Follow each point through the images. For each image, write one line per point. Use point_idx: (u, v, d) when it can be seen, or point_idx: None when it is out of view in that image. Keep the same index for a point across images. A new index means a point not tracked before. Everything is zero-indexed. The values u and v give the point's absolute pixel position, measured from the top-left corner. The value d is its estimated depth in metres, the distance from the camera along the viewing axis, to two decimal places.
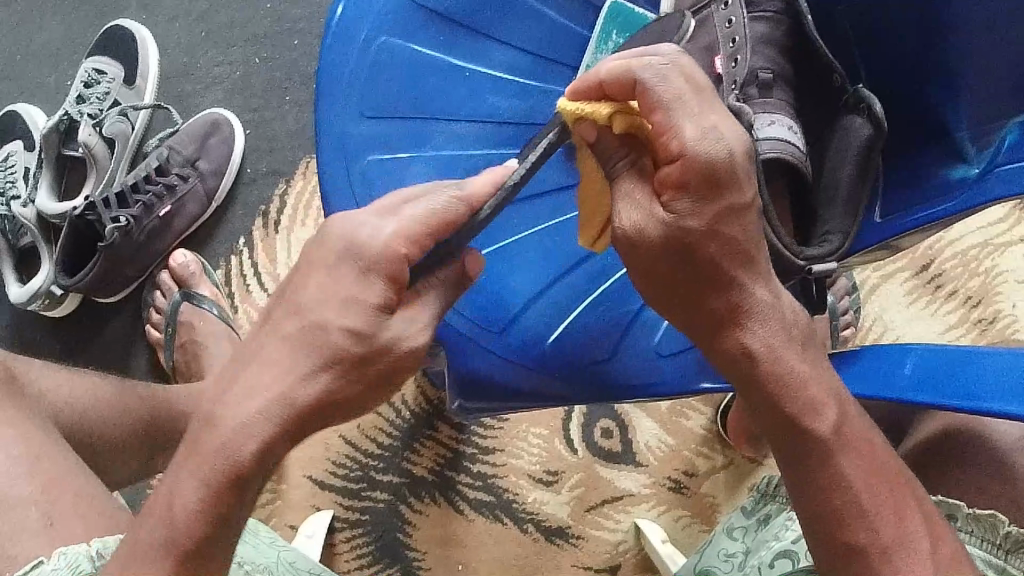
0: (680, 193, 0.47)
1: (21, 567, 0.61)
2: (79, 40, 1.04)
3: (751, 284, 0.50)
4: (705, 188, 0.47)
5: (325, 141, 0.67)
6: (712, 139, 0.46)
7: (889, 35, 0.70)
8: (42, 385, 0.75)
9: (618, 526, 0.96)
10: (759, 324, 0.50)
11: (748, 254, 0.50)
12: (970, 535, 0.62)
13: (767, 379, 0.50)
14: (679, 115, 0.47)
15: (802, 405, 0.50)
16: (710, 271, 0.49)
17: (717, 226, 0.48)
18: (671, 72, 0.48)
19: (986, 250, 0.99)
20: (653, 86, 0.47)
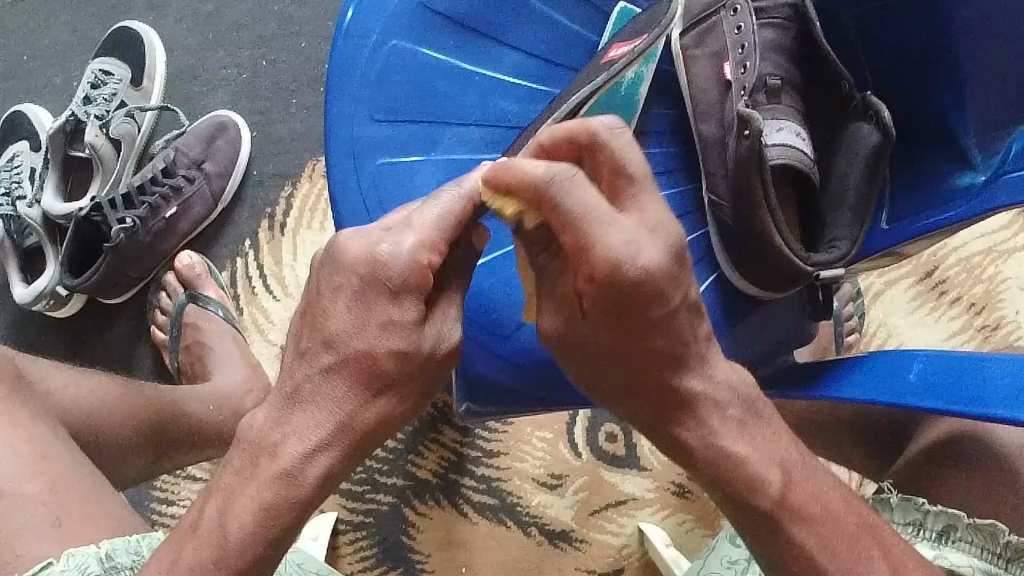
0: (591, 302, 0.44)
1: (30, 567, 0.61)
2: (86, 41, 1.04)
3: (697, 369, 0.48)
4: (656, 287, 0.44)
5: (334, 145, 0.68)
6: (662, 241, 0.43)
7: (896, 41, 0.70)
8: (50, 385, 0.75)
9: (621, 530, 0.96)
10: (699, 413, 0.49)
11: (694, 345, 0.47)
12: (970, 545, 0.62)
13: (701, 451, 0.49)
14: (640, 198, 0.44)
15: (745, 479, 0.49)
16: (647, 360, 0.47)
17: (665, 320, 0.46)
18: (630, 151, 0.44)
19: (990, 257, 1.00)
20: (616, 163, 0.44)
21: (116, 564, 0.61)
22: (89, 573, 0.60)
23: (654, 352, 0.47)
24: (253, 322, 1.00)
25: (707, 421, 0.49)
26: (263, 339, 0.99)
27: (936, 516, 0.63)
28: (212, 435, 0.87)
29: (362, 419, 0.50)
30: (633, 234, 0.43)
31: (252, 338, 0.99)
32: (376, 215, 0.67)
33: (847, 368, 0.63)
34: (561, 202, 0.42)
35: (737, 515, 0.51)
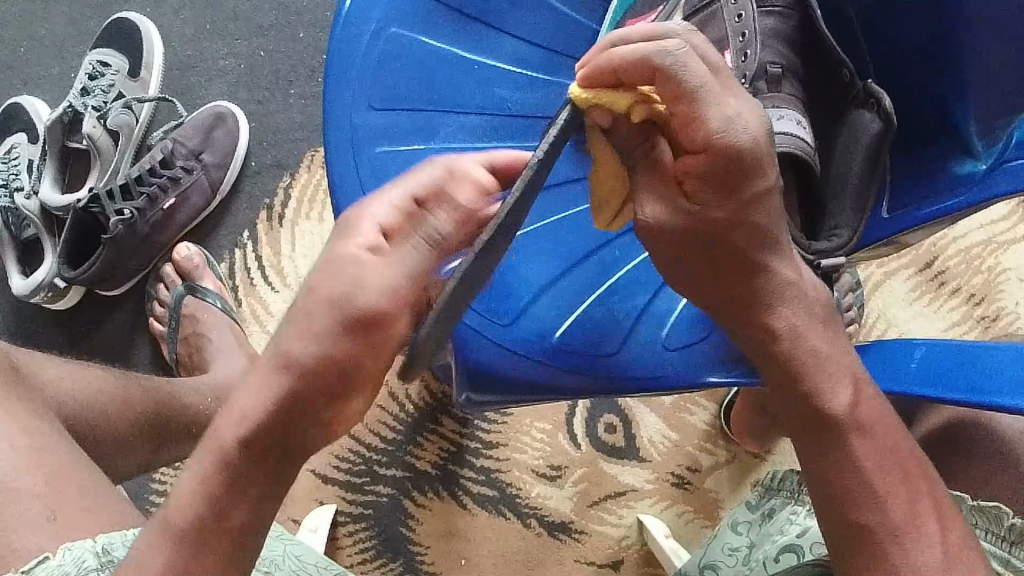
0: (694, 178, 0.47)
1: (27, 561, 0.60)
2: (83, 33, 1.04)
3: (777, 265, 0.51)
4: (726, 183, 0.47)
5: (333, 133, 0.67)
6: (736, 129, 0.45)
7: (897, 30, 0.70)
8: (46, 377, 0.75)
9: (621, 521, 0.96)
10: (786, 302, 0.51)
11: (774, 237, 0.50)
12: (975, 528, 0.62)
13: (786, 345, 0.51)
14: (705, 102, 0.44)
15: (823, 379, 0.52)
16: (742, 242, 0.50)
17: (741, 214, 0.48)
18: (691, 57, 0.44)
19: (989, 248, 1.00)
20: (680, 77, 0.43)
21: (113, 558, 0.60)
22: (85, 568, 0.60)
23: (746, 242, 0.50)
24: (252, 314, 0.99)
25: (790, 314, 0.51)
26: (262, 331, 0.99)
27: None
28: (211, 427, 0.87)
29: None
30: (729, 114, 0.45)
31: (252, 330, 0.99)
32: None
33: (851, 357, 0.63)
34: (676, 77, 0.43)
35: (799, 421, 0.53)
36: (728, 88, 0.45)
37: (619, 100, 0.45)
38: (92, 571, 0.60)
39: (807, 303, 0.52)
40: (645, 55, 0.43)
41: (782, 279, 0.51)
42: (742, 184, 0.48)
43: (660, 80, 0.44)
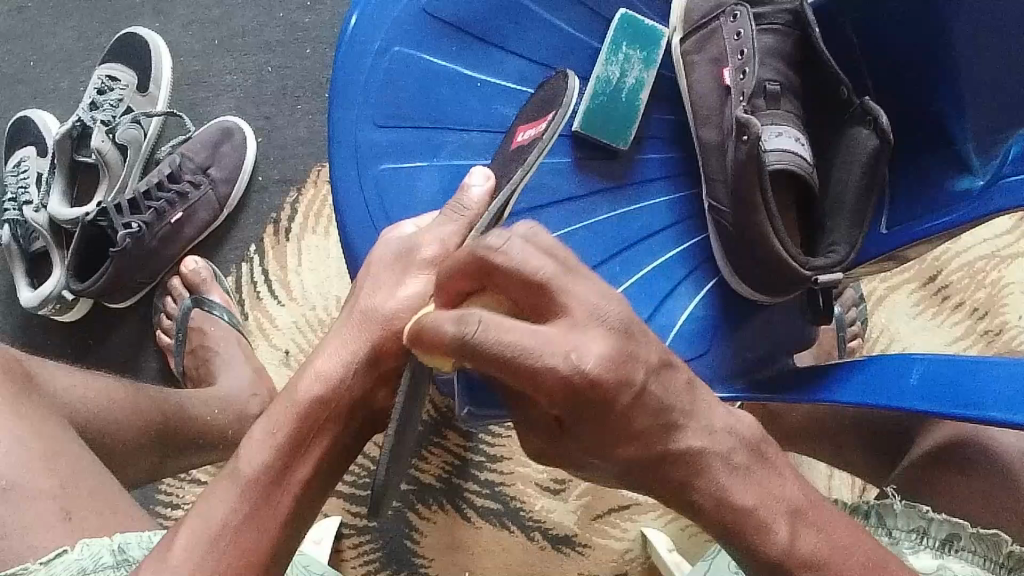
0: (568, 402, 0.39)
1: (42, 555, 0.62)
2: (93, 47, 1.05)
3: (687, 436, 0.44)
4: (602, 404, 0.40)
5: (337, 151, 0.70)
6: (598, 349, 0.39)
7: (896, 48, 0.70)
8: (57, 386, 0.76)
9: (625, 535, 0.96)
10: (705, 471, 0.45)
11: (674, 420, 0.44)
12: (972, 554, 0.62)
13: (710, 506, 0.46)
14: (565, 345, 0.39)
15: (754, 526, 0.46)
16: (639, 442, 0.43)
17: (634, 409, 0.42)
18: (530, 254, 0.40)
19: (992, 261, 1.00)
20: (512, 335, 0.37)
21: (129, 557, 0.62)
22: (102, 564, 0.61)
23: (645, 451, 0.44)
24: (258, 327, 1.00)
25: (714, 475, 0.45)
26: (268, 345, 1.00)
27: (940, 524, 0.63)
28: (219, 438, 0.88)
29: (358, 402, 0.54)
30: (570, 340, 0.39)
31: (257, 343, 1.00)
32: (381, 223, 0.69)
33: (849, 373, 0.64)
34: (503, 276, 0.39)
35: (748, 560, 0.48)
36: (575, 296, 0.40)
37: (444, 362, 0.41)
38: (108, 567, 0.61)
39: (722, 455, 0.45)
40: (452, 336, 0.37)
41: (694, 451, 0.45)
42: (599, 400, 0.40)
43: (470, 357, 0.38)
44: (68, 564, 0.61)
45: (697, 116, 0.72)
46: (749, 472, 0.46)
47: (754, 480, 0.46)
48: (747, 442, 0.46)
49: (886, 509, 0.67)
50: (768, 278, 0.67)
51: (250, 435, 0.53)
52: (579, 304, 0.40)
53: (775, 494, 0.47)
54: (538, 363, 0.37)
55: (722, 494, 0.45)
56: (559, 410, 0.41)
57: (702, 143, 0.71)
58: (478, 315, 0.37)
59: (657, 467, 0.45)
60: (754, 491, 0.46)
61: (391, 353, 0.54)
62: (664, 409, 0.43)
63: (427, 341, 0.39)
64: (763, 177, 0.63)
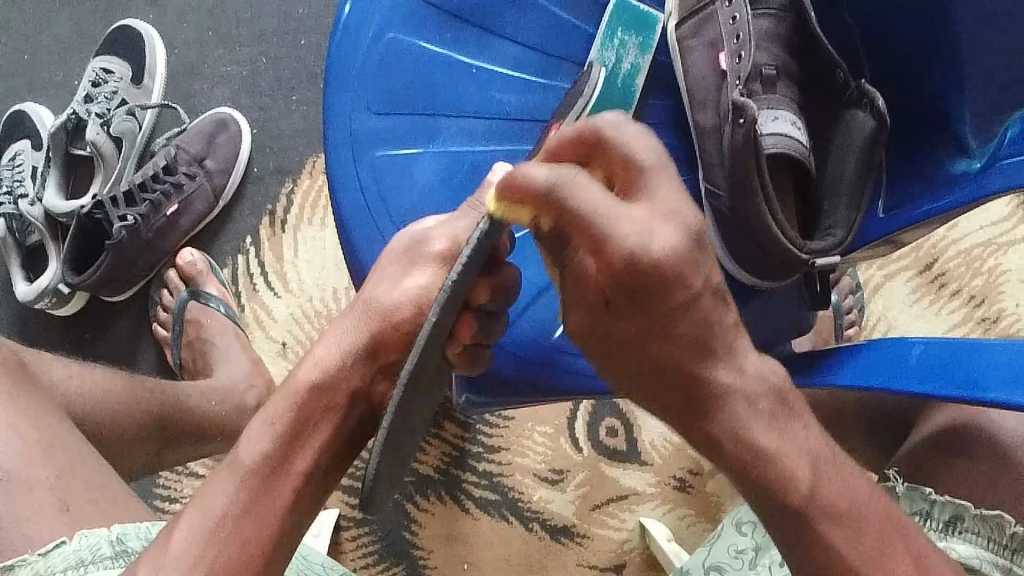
0: (628, 282, 0.39)
1: (40, 546, 0.62)
2: (88, 40, 1.05)
3: (719, 366, 0.43)
4: (652, 294, 0.40)
5: (332, 137, 0.69)
6: (648, 236, 0.38)
7: (893, 31, 0.70)
8: (53, 377, 0.76)
9: (623, 525, 0.96)
10: (729, 409, 0.44)
11: (711, 345, 0.42)
12: (975, 535, 0.62)
13: (733, 450, 0.45)
14: (615, 223, 0.38)
15: (776, 476, 0.45)
16: (676, 348, 0.42)
17: (673, 324, 0.41)
18: (640, 138, 0.40)
19: (990, 248, 0.99)
20: (584, 196, 0.38)
21: (128, 548, 0.62)
22: (100, 555, 0.61)
23: (676, 372, 0.43)
24: (255, 319, 1.00)
25: (739, 415, 0.44)
26: (265, 336, 1.00)
27: (943, 506, 0.63)
28: (217, 429, 0.88)
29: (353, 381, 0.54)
30: (643, 221, 0.39)
31: (254, 335, 1.00)
32: (379, 213, 0.68)
33: (848, 356, 0.63)
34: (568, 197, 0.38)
35: None
36: (658, 191, 0.40)
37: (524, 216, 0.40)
38: (105, 558, 0.61)
39: (750, 398, 0.44)
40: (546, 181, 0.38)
41: (724, 386, 0.43)
42: (661, 289, 0.40)
43: (552, 206, 0.38)
44: (65, 556, 0.60)
45: (693, 101, 0.72)
46: (773, 419, 0.45)
47: (780, 429, 0.45)
48: (771, 391, 0.45)
49: (888, 493, 0.66)
50: (766, 261, 0.67)
51: (251, 426, 0.54)
52: (659, 201, 0.40)
53: (794, 439, 0.46)
54: (615, 230, 0.38)
55: (745, 436, 0.44)
56: (613, 288, 0.40)
57: (699, 128, 0.71)
58: (573, 171, 0.38)
59: (684, 389, 0.43)
60: (777, 437, 0.45)
61: (391, 347, 0.55)
62: (709, 330, 0.42)
63: (515, 189, 0.39)
64: (759, 159, 0.63)
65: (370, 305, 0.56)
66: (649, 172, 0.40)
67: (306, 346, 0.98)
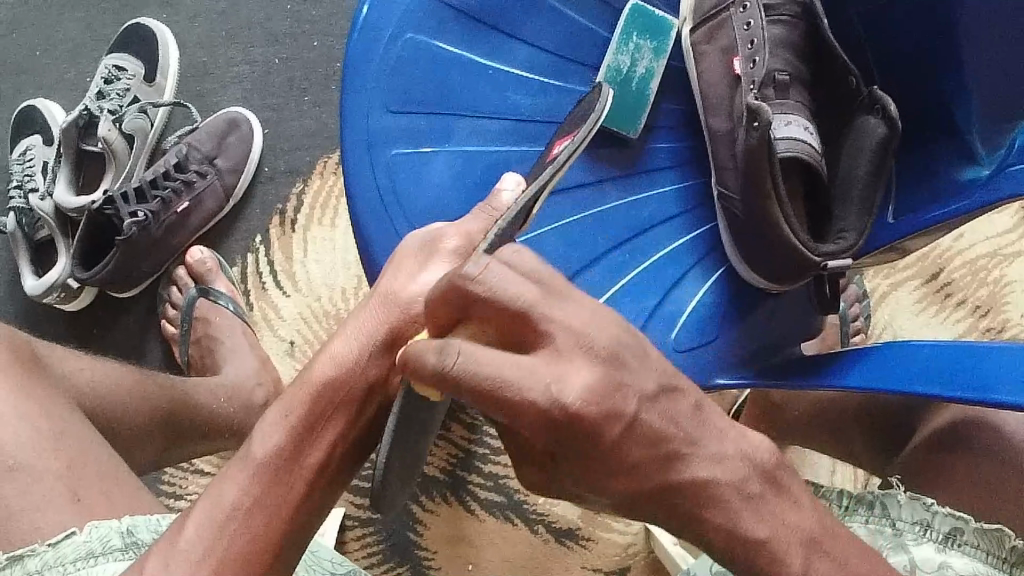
0: (550, 435, 0.38)
1: (52, 537, 0.62)
2: (100, 37, 1.05)
3: (691, 468, 0.42)
4: (583, 441, 0.38)
5: (350, 138, 0.70)
6: (554, 385, 0.37)
7: (905, 39, 0.70)
8: (66, 368, 0.76)
9: (628, 529, 0.96)
10: (715, 504, 0.43)
11: (679, 450, 0.41)
12: (975, 548, 0.62)
13: (721, 540, 0.45)
14: (553, 358, 0.37)
15: (766, 557, 0.45)
16: (639, 473, 0.41)
17: (629, 443, 0.40)
18: (513, 273, 0.38)
19: (996, 259, 1.00)
20: (484, 368, 0.36)
21: (137, 540, 0.62)
22: (110, 546, 0.61)
23: (648, 482, 0.41)
24: (263, 317, 1.01)
25: (730, 507, 0.43)
26: (273, 334, 1.00)
27: (943, 519, 0.63)
28: (224, 427, 0.88)
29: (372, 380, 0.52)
30: (552, 369, 0.37)
31: (262, 332, 1.00)
32: (393, 209, 0.69)
33: (857, 359, 0.64)
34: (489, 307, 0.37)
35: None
36: (567, 302, 0.38)
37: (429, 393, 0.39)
38: (116, 550, 0.61)
39: (737, 486, 0.43)
40: (430, 361, 0.37)
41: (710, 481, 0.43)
42: (583, 438, 0.38)
43: (446, 382, 0.36)
44: (75, 547, 0.61)
45: (707, 105, 0.72)
46: (764, 501, 0.45)
47: (769, 513, 0.45)
48: (761, 470, 0.45)
49: (890, 499, 0.65)
50: (776, 262, 0.67)
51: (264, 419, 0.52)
52: (561, 337, 0.38)
53: (787, 524, 0.46)
54: (516, 394, 0.36)
55: (732, 530, 0.44)
56: (546, 444, 0.39)
57: (712, 132, 0.72)
58: (455, 352, 0.36)
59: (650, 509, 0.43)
60: (769, 524, 0.45)
61: (409, 341, 0.51)
62: (645, 470, 0.41)
63: (412, 371, 0.38)
64: (773, 160, 0.63)
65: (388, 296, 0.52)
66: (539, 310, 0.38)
67: (314, 345, 0.99)
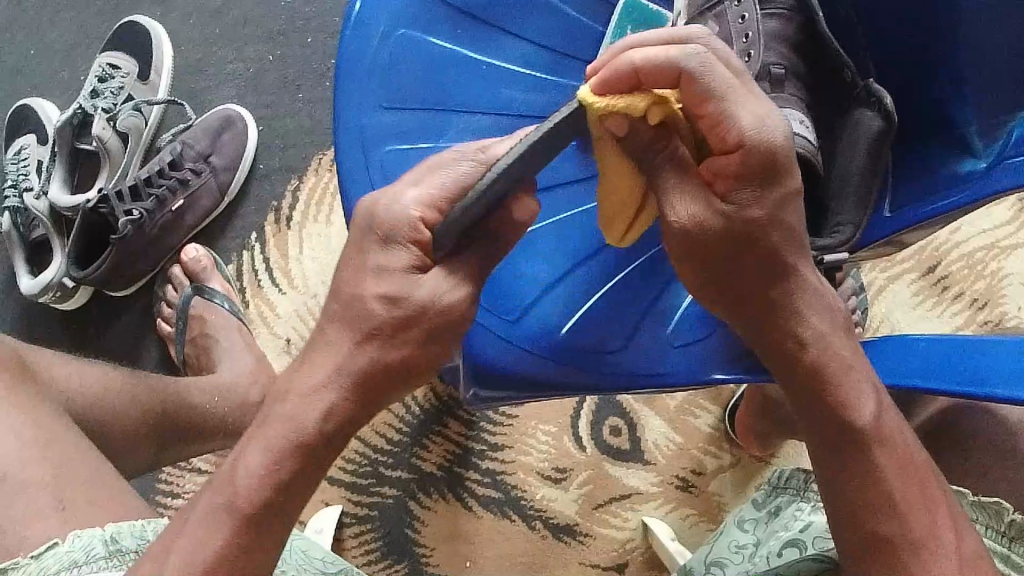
0: (739, 177, 0.48)
1: (35, 548, 0.61)
2: (94, 37, 1.05)
3: (801, 268, 0.52)
4: (762, 179, 0.48)
5: (343, 136, 0.69)
6: (766, 130, 0.46)
7: (900, 30, 0.70)
8: (54, 374, 0.76)
9: (626, 524, 0.96)
10: (811, 309, 0.52)
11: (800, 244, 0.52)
12: (974, 523, 0.61)
13: (809, 357, 0.52)
14: (733, 104, 0.46)
15: (839, 397, 0.53)
16: (770, 248, 0.50)
17: (777, 214, 0.49)
18: (713, 59, 0.46)
19: (993, 252, 1.00)
20: (703, 77, 0.45)
21: (122, 548, 0.61)
22: (94, 555, 0.60)
23: (771, 267, 0.51)
24: (259, 316, 1.00)
25: (816, 322, 0.53)
26: (269, 333, 1.00)
27: None
28: (218, 427, 0.88)
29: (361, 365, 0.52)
30: (759, 113, 0.46)
31: (258, 331, 1.00)
32: None
33: (854, 353, 0.63)
34: (701, 75, 0.45)
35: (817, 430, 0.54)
36: (748, 92, 0.47)
37: (638, 102, 0.46)
38: (101, 559, 0.60)
39: (823, 307, 0.53)
40: (670, 59, 0.45)
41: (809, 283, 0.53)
42: (769, 182, 0.48)
43: (680, 83, 0.45)
44: (60, 557, 0.60)
45: None
46: (834, 337, 0.53)
47: (849, 345, 0.54)
48: (841, 315, 0.54)
49: None
50: None
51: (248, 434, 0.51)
52: (756, 105, 0.47)
53: (859, 363, 0.54)
54: (733, 109, 0.46)
55: (823, 343, 0.53)
56: (728, 184, 0.48)
57: None
58: (702, 53, 0.45)
59: (760, 306, 0.52)
60: (847, 351, 0.53)
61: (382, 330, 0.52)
62: (776, 251, 0.50)
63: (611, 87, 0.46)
64: None
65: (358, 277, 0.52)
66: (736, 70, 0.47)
67: None
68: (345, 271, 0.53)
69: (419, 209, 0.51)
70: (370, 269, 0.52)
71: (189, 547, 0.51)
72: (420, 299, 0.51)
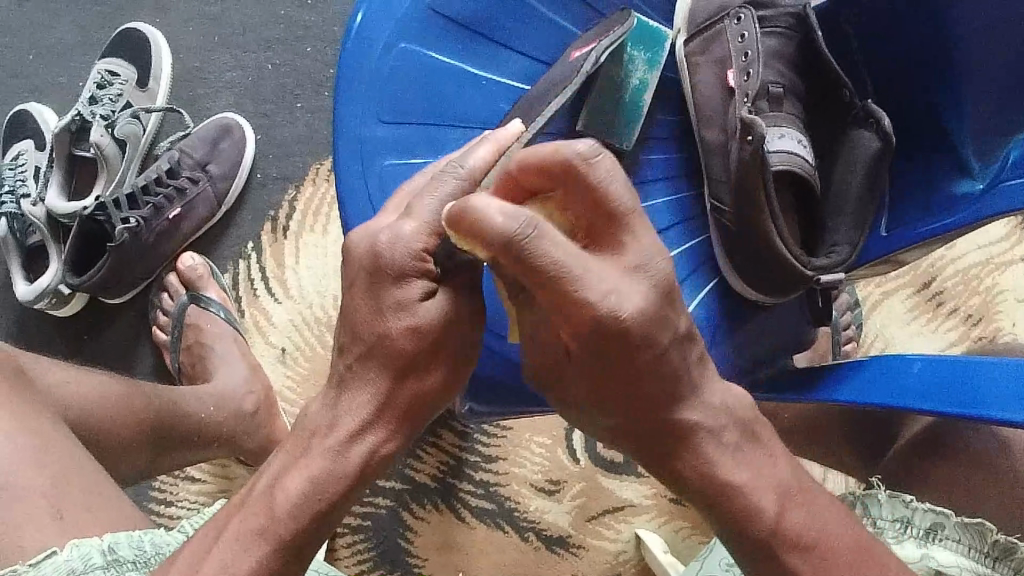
0: (588, 335, 0.42)
1: (32, 558, 0.61)
2: (92, 42, 1.05)
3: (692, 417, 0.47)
4: (621, 338, 0.42)
5: (341, 144, 0.68)
6: (621, 294, 0.41)
7: (900, 51, 0.70)
8: (52, 382, 0.76)
9: (618, 537, 0.96)
10: (697, 447, 0.48)
11: (683, 393, 0.47)
12: (956, 541, 0.61)
13: (696, 480, 0.49)
14: (612, 258, 0.40)
15: (740, 505, 0.49)
16: (649, 400, 0.46)
17: (645, 370, 0.44)
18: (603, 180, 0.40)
19: (988, 268, 1.00)
20: (596, 194, 0.40)
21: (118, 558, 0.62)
22: (91, 565, 0.60)
23: (653, 419, 0.47)
24: (254, 325, 1.00)
25: (705, 450, 0.48)
26: (264, 341, 1.00)
27: (923, 514, 0.62)
28: (212, 436, 0.88)
29: (387, 395, 0.52)
30: (615, 284, 0.41)
31: (253, 339, 1.00)
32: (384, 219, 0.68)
33: (848, 372, 0.63)
34: (534, 252, 0.39)
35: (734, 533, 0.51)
36: (631, 245, 0.41)
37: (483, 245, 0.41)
38: (98, 568, 0.60)
39: (714, 434, 0.48)
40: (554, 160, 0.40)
41: (712, 423, 0.48)
42: (628, 351, 0.43)
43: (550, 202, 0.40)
44: (56, 566, 0.60)
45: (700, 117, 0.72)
46: (741, 450, 0.49)
47: (747, 459, 0.49)
48: (739, 415, 0.49)
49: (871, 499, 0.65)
50: (763, 278, 0.68)
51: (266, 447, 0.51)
52: (641, 243, 0.41)
53: (769, 471, 0.50)
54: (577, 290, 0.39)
55: (719, 475, 0.48)
56: (584, 343, 0.42)
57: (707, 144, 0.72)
58: (587, 159, 0.40)
59: (646, 444, 0.48)
60: (745, 471, 0.49)
61: (403, 364, 0.51)
62: (662, 392, 0.46)
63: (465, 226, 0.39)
64: (766, 176, 0.62)
65: (368, 312, 0.50)
66: (641, 190, 0.41)
67: (306, 352, 0.99)
68: (356, 304, 0.51)
69: (421, 239, 0.49)
70: (387, 304, 0.50)
71: (217, 567, 0.52)
72: (436, 320, 0.50)
